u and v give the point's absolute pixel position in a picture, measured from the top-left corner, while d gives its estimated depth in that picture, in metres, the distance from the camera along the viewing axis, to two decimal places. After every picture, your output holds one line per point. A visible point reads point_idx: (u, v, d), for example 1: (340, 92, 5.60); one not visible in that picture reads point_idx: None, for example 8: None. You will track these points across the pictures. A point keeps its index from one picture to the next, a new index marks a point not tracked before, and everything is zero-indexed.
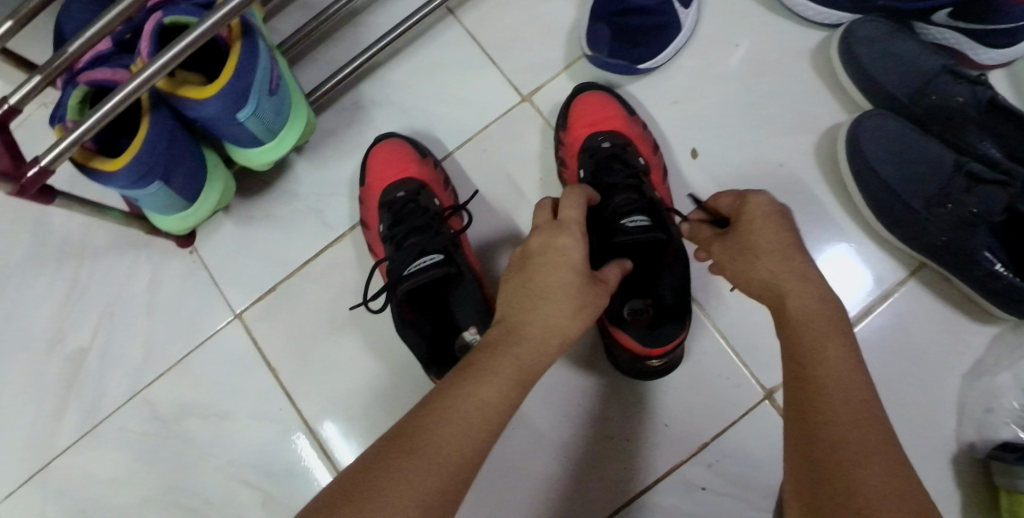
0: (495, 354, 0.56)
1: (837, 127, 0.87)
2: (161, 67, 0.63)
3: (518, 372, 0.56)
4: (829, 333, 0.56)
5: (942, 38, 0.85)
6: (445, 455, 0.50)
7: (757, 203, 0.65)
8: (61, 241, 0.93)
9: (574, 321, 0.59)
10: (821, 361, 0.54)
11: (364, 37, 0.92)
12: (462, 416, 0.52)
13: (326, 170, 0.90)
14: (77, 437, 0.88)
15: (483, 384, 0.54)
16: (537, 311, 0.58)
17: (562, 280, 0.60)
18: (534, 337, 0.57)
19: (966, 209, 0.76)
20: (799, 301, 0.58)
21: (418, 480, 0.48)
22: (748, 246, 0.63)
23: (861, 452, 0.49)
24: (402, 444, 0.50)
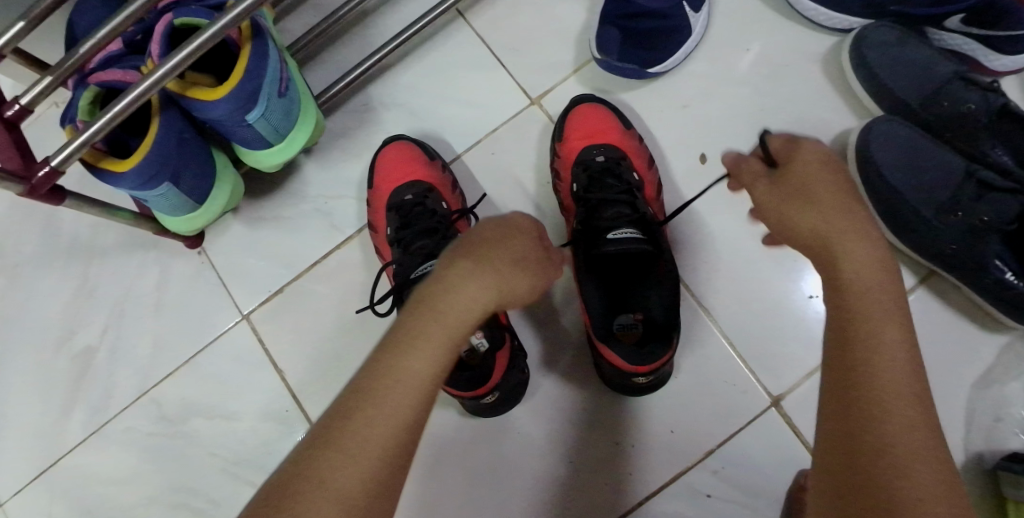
0: (416, 333, 0.52)
1: (847, 133, 0.86)
2: (171, 69, 0.63)
3: (443, 355, 0.52)
4: (890, 310, 0.52)
5: (954, 44, 0.84)
6: (364, 453, 0.47)
7: (808, 149, 0.59)
8: (70, 240, 0.93)
9: (507, 278, 0.55)
10: (875, 340, 0.51)
11: (374, 39, 0.92)
12: (380, 409, 0.49)
13: (334, 172, 0.91)
14: (85, 436, 0.89)
15: (399, 371, 0.50)
16: (466, 285, 0.54)
17: (495, 257, 0.55)
18: (459, 313, 0.53)
19: (976, 217, 0.76)
20: (854, 259, 0.53)
21: (351, 473, 0.47)
22: (802, 196, 0.56)
23: (907, 447, 0.47)
24: (321, 449, 0.47)
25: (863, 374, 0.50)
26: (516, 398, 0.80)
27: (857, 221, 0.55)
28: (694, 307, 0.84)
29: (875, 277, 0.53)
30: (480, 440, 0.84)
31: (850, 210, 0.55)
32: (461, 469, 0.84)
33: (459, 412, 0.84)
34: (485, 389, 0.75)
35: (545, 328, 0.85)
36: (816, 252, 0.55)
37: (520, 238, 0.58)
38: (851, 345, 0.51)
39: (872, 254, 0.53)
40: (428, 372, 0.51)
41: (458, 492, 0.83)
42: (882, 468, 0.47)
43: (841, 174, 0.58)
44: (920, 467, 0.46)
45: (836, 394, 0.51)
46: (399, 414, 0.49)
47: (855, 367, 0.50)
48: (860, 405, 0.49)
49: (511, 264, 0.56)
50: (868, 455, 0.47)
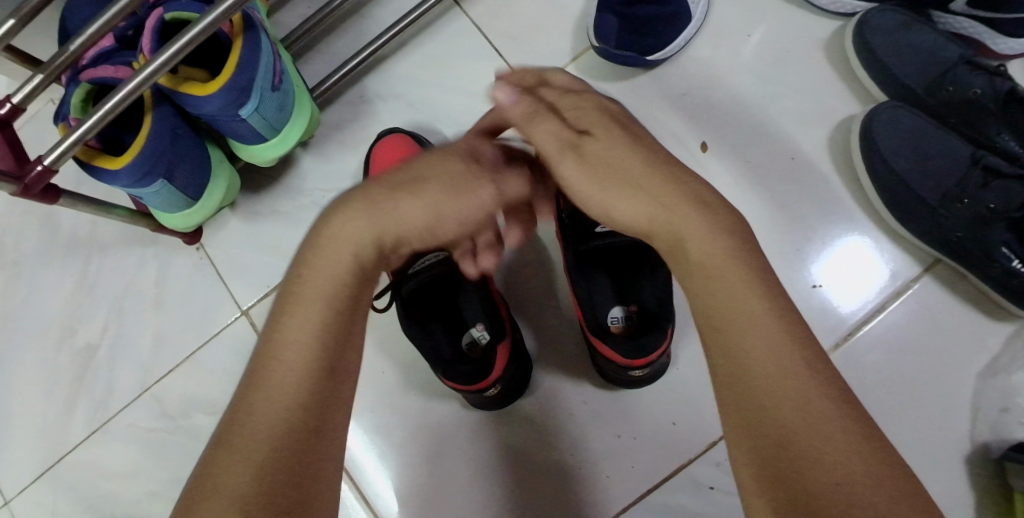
0: (307, 281, 0.53)
1: (851, 120, 0.84)
2: (163, 64, 0.63)
3: (335, 291, 0.52)
4: (740, 275, 0.48)
5: (961, 28, 0.82)
6: (277, 404, 0.47)
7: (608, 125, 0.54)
8: (69, 237, 0.93)
9: (399, 205, 0.55)
10: (745, 321, 0.47)
11: (368, 30, 0.91)
12: (282, 361, 0.49)
13: (331, 165, 0.90)
14: (88, 432, 0.89)
15: (296, 317, 0.51)
16: (357, 219, 0.55)
17: (376, 191, 0.56)
18: (345, 248, 0.54)
19: (984, 205, 0.76)
20: (698, 245, 0.50)
21: (261, 435, 0.46)
22: (614, 174, 0.53)
23: (807, 427, 0.43)
24: (233, 416, 0.47)
25: (744, 363, 0.46)
26: (517, 391, 0.79)
27: (670, 195, 0.51)
28: None
29: (713, 251, 0.49)
30: (481, 434, 0.83)
31: (654, 182, 0.52)
32: (463, 463, 0.83)
33: (460, 406, 0.84)
34: (489, 383, 0.73)
35: (546, 320, 0.85)
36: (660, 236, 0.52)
37: (431, 158, 0.58)
38: (725, 338, 0.47)
39: (703, 233, 0.50)
40: (325, 308, 0.52)
41: (460, 486, 0.83)
42: (793, 461, 0.43)
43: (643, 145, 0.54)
44: (831, 441, 0.43)
45: (727, 395, 0.47)
46: (303, 355, 0.49)
47: (739, 359, 0.46)
48: (751, 400, 0.45)
49: (406, 186, 0.56)
50: (778, 450, 0.43)
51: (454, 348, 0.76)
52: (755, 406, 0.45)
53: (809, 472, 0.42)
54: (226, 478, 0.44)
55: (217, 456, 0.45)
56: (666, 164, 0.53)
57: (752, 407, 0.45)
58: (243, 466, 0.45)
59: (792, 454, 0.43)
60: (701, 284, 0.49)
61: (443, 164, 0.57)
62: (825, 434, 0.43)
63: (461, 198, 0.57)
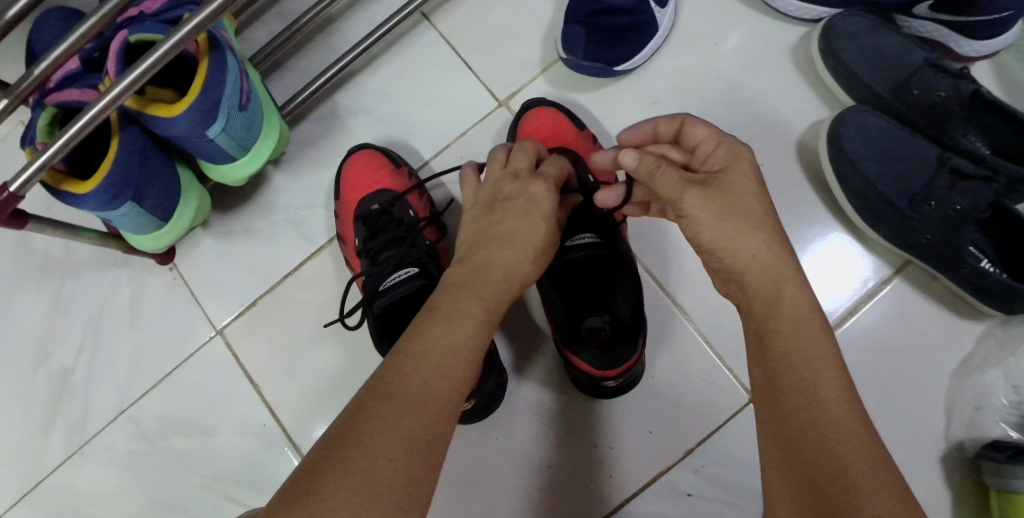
0: (460, 295, 0.58)
1: (819, 125, 0.85)
2: (128, 87, 0.62)
3: (485, 310, 0.58)
4: (814, 325, 0.54)
5: (924, 31, 0.84)
6: (423, 399, 0.51)
7: (743, 164, 0.60)
8: (43, 260, 0.92)
9: (530, 244, 0.62)
10: (806, 355, 0.53)
11: (338, 46, 0.91)
12: (433, 361, 0.53)
13: (304, 182, 0.90)
14: (65, 455, 0.88)
15: (452, 323, 0.56)
16: (495, 250, 0.62)
17: (507, 231, 0.62)
18: (494, 274, 0.60)
19: (950, 207, 0.76)
20: (792, 298, 0.55)
21: (403, 431, 0.49)
22: (737, 211, 0.58)
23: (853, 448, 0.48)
24: (379, 396, 0.51)
25: (799, 387, 0.52)
26: (493, 404, 0.80)
27: (774, 241, 0.58)
28: (668, 305, 0.83)
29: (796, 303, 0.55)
30: (460, 447, 0.83)
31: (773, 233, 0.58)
32: (443, 476, 0.83)
33: None
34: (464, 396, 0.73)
35: (519, 331, 0.85)
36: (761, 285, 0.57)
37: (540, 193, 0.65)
38: (785, 362, 0.53)
39: (799, 292, 0.56)
40: (478, 327, 0.57)
41: (440, 500, 0.83)
42: (833, 473, 0.47)
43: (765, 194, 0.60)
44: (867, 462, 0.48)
45: (775, 411, 0.52)
46: (456, 364, 0.54)
47: (795, 382, 0.52)
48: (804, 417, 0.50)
49: (527, 220, 0.63)
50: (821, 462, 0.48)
51: None
52: (806, 422, 0.50)
53: (848, 482, 0.46)
54: (365, 460, 0.47)
55: (360, 433, 0.49)
56: (770, 218, 0.59)
57: (801, 423, 0.50)
58: (388, 453, 0.48)
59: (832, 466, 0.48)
60: (774, 323, 0.55)
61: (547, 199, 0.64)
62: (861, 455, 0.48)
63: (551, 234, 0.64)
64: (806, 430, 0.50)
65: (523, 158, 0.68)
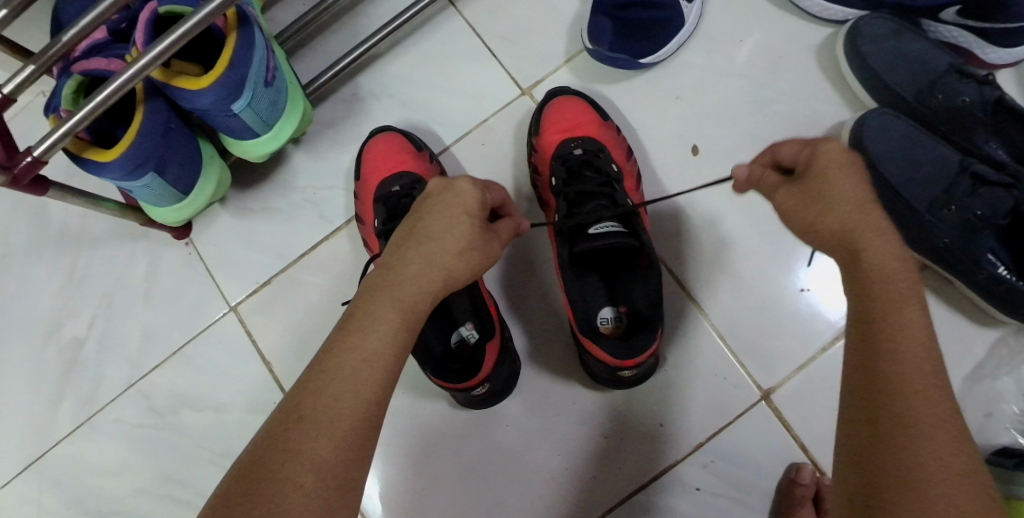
0: (374, 311, 0.55)
1: (841, 127, 0.85)
2: (156, 57, 0.62)
3: (402, 324, 0.55)
4: (905, 295, 0.50)
5: (950, 37, 0.83)
6: (333, 423, 0.50)
7: (832, 151, 0.54)
8: (59, 230, 0.92)
9: (458, 262, 0.58)
10: (897, 330, 0.49)
11: (363, 28, 0.91)
12: (343, 382, 0.51)
13: (323, 162, 0.90)
14: (74, 426, 0.88)
15: (362, 340, 0.53)
16: (418, 262, 0.57)
17: (437, 247, 0.58)
18: (414, 289, 0.56)
19: (971, 213, 0.76)
20: (875, 259, 0.51)
21: (316, 456, 0.49)
22: (820, 201, 0.53)
23: (937, 441, 0.46)
24: (294, 418, 0.50)
25: (885, 364, 0.48)
26: (507, 390, 0.80)
27: (866, 209, 0.52)
28: (684, 299, 0.83)
29: (888, 268, 0.50)
30: (470, 434, 0.83)
31: (867, 210, 0.52)
32: (452, 462, 0.83)
33: (449, 404, 0.84)
34: (478, 381, 0.73)
35: (534, 321, 0.85)
36: (838, 251, 0.52)
37: (469, 216, 0.60)
38: (885, 339, 0.49)
39: (884, 247, 0.51)
40: (396, 338, 0.54)
41: (447, 485, 0.83)
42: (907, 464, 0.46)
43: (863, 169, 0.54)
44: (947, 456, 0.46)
45: (861, 387, 0.49)
46: (370, 385, 0.52)
47: (889, 361, 0.48)
48: (885, 398, 0.48)
49: (462, 251, 0.58)
50: (897, 450, 0.46)
51: (443, 347, 0.76)
52: (891, 407, 0.47)
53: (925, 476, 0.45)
54: (272, 492, 0.47)
55: (280, 451, 0.49)
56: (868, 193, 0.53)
57: (885, 405, 0.48)
58: (294, 485, 0.47)
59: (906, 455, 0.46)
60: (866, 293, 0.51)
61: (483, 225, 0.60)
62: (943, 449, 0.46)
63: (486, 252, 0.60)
64: (892, 413, 0.47)
65: (470, 194, 0.61)
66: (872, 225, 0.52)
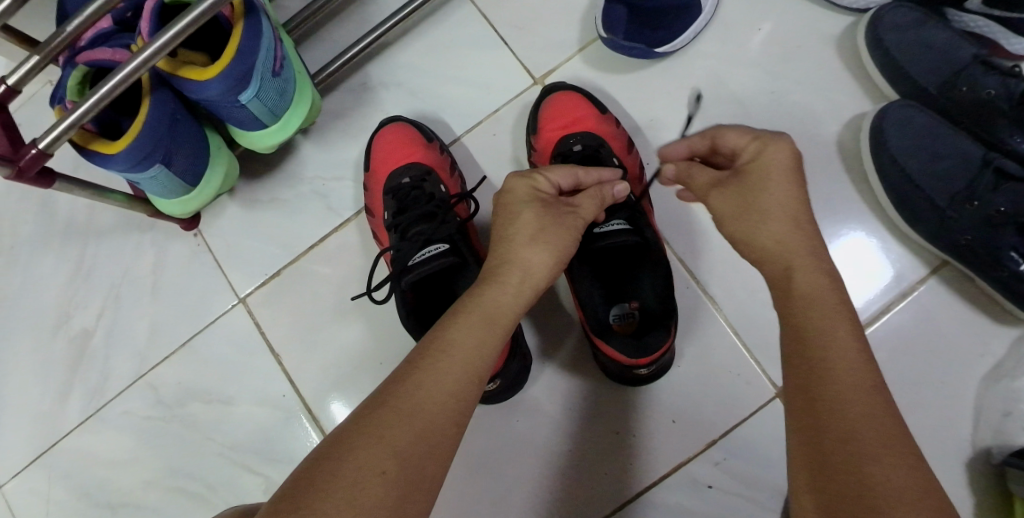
0: (462, 310, 0.57)
1: (861, 118, 0.83)
2: (161, 48, 0.61)
3: (489, 321, 0.57)
4: (839, 312, 0.53)
5: (974, 26, 0.81)
6: (419, 414, 0.51)
7: (777, 151, 0.59)
8: (67, 221, 0.92)
9: (541, 256, 0.60)
10: (833, 340, 0.52)
11: (372, 16, 0.89)
12: (431, 373, 0.53)
13: (332, 153, 0.89)
14: (83, 418, 0.88)
15: (454, 336, 0.55)
16: (505, 265, 0.60)
17: (514, 240, 0.61)
18: (500, 290, 0.58)
19: (993, 208, 0.74)
20: (805, 280, 0.55)
21: (401, 438, 0.49)
22: (752, 208, 0.58)
23: (881, 447, 0.47)
24: (381, 403, 0.51)
25: (818, 369, 0.51)
26: (518, 385, 0.79)
27: (802, 223, 0.57)
28: (698, 294, 0.82)
29: (814, 289, 0.54)
30: (480, 428, 0.83)
31: (799, 225, 0.57)
32: (462, 457, 0.83)
33: None
34: (489, 377, 0.72)
35: (546, 315, 0.84)
36: (765, 263, 0.58)
37: (545, 209, 0.62)
38: (809, 353, 0.52)
39: (814, 269, 0.55)
40: (483, 335, 0.56)
41: (457, 480, 0.82)
42: (857, 472, 0.46)
43: (801, 177, 0.59)
44: (893, 463, 0.46)
45: (800, 396, 0.51)
46: (457, 375, 0.53)
47: (815, 368, 0.51)
48: (827, 414, 0.49)
49: (539, 237, 0.60)
50: (841, 460, 0.47)
51: None
52: (831, 414, 0.49)
53: (875, 481, 0.46)
54: (352, 476, 0.47)
55: (363, 428, 0.50)
56: (803, 203, 0.58)
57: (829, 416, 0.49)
58: (378, 470, 0.48)
59: (857, 464, 0.47)
60: (795, 309, 0.54)
61: (555, 212, 0.62)
62: (892, 460, 0.47)
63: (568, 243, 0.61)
64: (824, 412, 0.49)
65: (524, 186, 0.64)
66: (811, 250, 0.56)
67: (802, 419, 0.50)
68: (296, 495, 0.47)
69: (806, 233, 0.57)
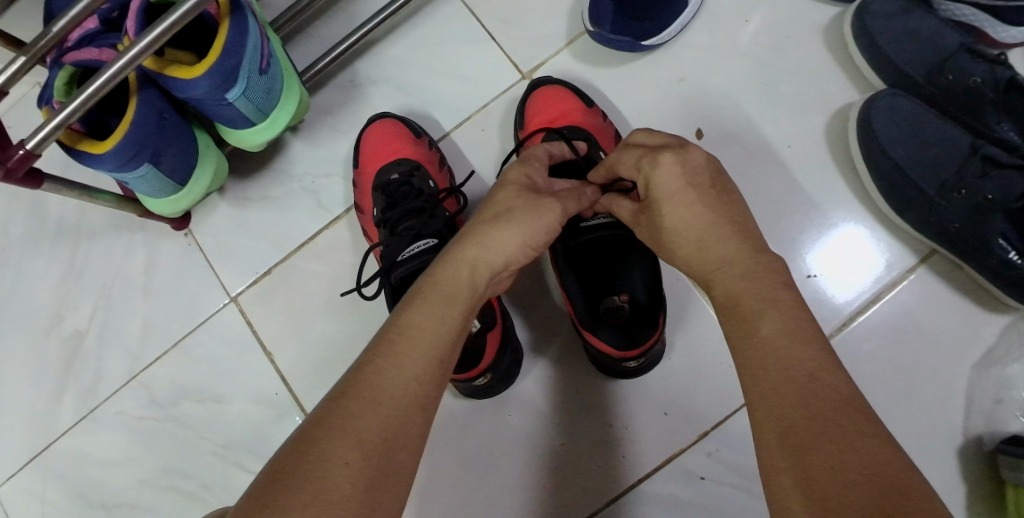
0: (424, 293, 0.57)
1: (848, 108, 0.83)
2: (147, 46, 0.61)
3: (449, 303, 0.57)
4: (770, 296, 0.53)
5: (960, 15, 0.80)
6: (381, 400, 0.51)
7: (662, 174, 0.59)
8: (58, 223, 0.92)
9: (508, 237, 0.60)
10: (761, 334, 0.52)
11: (360, 12, 0.89)
12: (394, 358, 0.53)
13: (321, 150, 0.89)
14: (76, 419, 0.89)
15: (416, 321, 0.56)
16: (470, 247, 0.60)
17: (481, 223, 0.61)
18: (463, 273, 0.59)
19: (981, 195, 0.74)
20: (727, 286, 0.56)
21: (366, 426, 0.50)
22: (663, 239, 0.60)
23: (823, 434, 0.47)
24: (345, 391, 0.52)
25: (754, 367, 0.51)
26: (509, 379, 0.79)
27: (711, 232, 0.57)
28: (689, 286, 0.82)
29: (737, 288, 0.55)
30: (473, 422, 0.83)
31: (704, 243, 0.58)
32: (454, 453, 0.83)
33: (452, 394, 0.83)
34: (479, 371, 0.73)
35: (537, 309, 0.84)
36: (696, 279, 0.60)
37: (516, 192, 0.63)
38: (745, 352, 0.52)
39: (737, 271, 0.55)
40: (443, 316, 0.56)
41: (451, 475, 0.82)
42: (801, 468, 0.46)
43: (697, 188, 0.58)
44: (844, 438, 0.46)
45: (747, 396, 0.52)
46: (420, 359, 0.54)
47: (751, 365, 0.52)
48: (767, 411, 0.49)
49: (506, 217, 0.61)
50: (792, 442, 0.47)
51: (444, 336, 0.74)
52: (771, 409, 0.49)
53: (827, 459, 0.46)
54: (318, 468, 0.47)
55: (329, 418, 0.50)
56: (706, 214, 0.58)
57: (776, 401, 0.49)
58: (344, 459, 0.48)
59: (799, 458, 0.47)
60: (728, 318, 0.55)
61: (525, 195, 0.62)
62: (835, 443, 0.46)
63: (537, 223, 0.61)
64: (767, 408, 0.50)
65: (517, 170, 0.66)
66: (725, 253, 0.56)
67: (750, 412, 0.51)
68: (264, 489, 0.47)
69: (715, 242, 0.57)
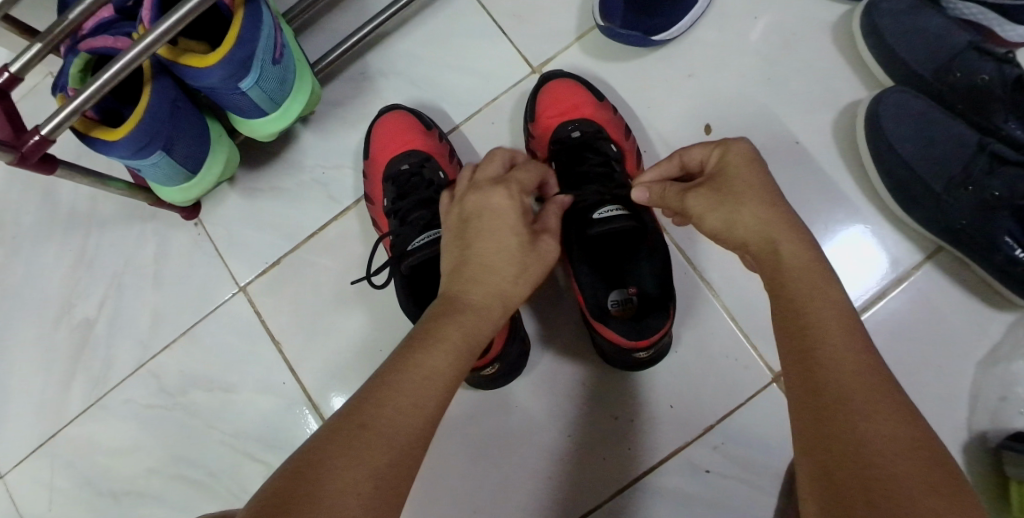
0: (440, 331, 0.57)
1: (857, 105, 0.84)
2: (163, 34, 0.61)
3: (466, 341, 0.58)
4: (823, 283, 0.55)
5: (968, 14, 0.81)
6: (397, 431, 0.51)
7: (737, 147, 0.62)
8: (69, 212, 0.93)
9: (517, 284, 0.62)
10: (819, 303, 0.54)
11: (371, 6, 0.90)
12: (407, 394, 0.53)
13: (332, 142, 0.89)
14: (85, 406, 0.89)
15: (432, 358, 0.56)
16: (483, 290, 0.61)
17: (492, 263, 0.62)
18: (477, 316, 0.59)
19: (989, 192, 0.75)
20: (789, 253, 0.57)
21: (377, 458, 0.50)
22: (731, 197, 0.60)
23: (874, 405, 0.48)
24: (356, 419, 0.51)
25: (811, 330, 0.53)
26: (517, 370, 0.79)
27: (776, 202, 0.59)
28: (696, 281, 0.82)
29: (799, 258, 0.56)
30: (480, 414, 0.83)
31: (774, 207, 0.59)
32: (461, 444, 0.83)
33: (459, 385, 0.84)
34: (488, 360, 0.73)
35: (544, 302, 0.84)
36: (756, 245, 0.59)
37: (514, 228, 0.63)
38: (800, 317, 0.53)
39: (796, 244, 0.57)
40: (455, 354, 0.57)
41: (457, 466, 0.83)
42: (849, 434, 0.47)
43: (765, 168, 0.62)
44: (887, 419, 0.48)
45: (795, 359, 0.52)
46: (432, 398, 0.54)
47: (804, 329, 0.53)
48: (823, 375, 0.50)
49: (515, 260, 0.62)
50: (834, 418, 0.48)
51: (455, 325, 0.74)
52: (826, 373, 0.50)
53: (868, 440, 0.47)
54: (328, 494, 0.47)
55: (339, 443, 0.50)
56: (772, 186, 0.60)
57: (821, 378, 0.50)
58: (356, 489, 0.48)
59: (847, 426, 0.48)
60: (784, 283, 0.56)
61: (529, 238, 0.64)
62: (882, 415, 0.48)
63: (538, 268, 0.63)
64: (821, 371, 0.51)
65: (507, 201, 0.64)
66: (791, 227, 0.58)
67: (796, 374, 0.52)
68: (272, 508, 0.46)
69: (781, 211, 0.59)
